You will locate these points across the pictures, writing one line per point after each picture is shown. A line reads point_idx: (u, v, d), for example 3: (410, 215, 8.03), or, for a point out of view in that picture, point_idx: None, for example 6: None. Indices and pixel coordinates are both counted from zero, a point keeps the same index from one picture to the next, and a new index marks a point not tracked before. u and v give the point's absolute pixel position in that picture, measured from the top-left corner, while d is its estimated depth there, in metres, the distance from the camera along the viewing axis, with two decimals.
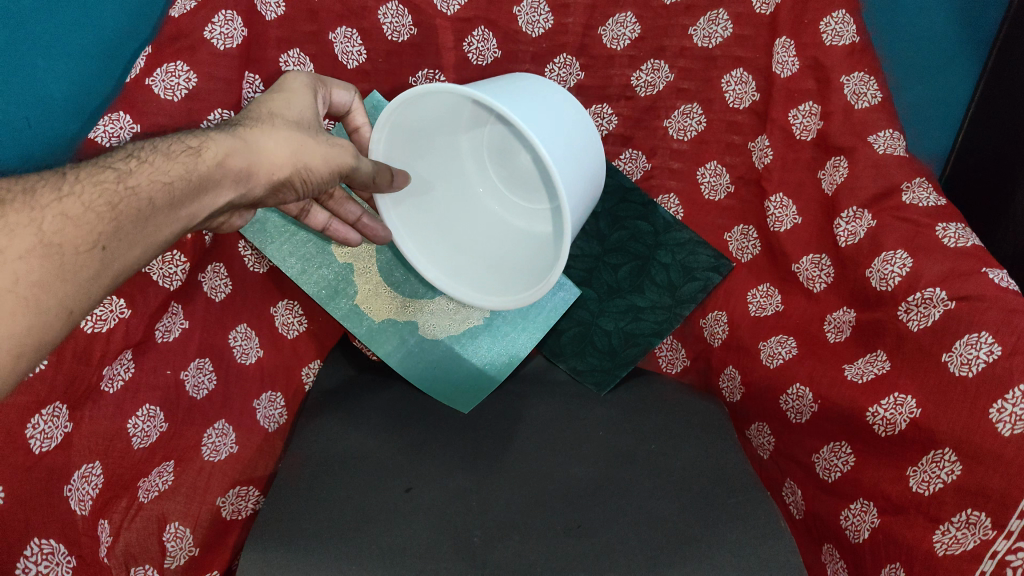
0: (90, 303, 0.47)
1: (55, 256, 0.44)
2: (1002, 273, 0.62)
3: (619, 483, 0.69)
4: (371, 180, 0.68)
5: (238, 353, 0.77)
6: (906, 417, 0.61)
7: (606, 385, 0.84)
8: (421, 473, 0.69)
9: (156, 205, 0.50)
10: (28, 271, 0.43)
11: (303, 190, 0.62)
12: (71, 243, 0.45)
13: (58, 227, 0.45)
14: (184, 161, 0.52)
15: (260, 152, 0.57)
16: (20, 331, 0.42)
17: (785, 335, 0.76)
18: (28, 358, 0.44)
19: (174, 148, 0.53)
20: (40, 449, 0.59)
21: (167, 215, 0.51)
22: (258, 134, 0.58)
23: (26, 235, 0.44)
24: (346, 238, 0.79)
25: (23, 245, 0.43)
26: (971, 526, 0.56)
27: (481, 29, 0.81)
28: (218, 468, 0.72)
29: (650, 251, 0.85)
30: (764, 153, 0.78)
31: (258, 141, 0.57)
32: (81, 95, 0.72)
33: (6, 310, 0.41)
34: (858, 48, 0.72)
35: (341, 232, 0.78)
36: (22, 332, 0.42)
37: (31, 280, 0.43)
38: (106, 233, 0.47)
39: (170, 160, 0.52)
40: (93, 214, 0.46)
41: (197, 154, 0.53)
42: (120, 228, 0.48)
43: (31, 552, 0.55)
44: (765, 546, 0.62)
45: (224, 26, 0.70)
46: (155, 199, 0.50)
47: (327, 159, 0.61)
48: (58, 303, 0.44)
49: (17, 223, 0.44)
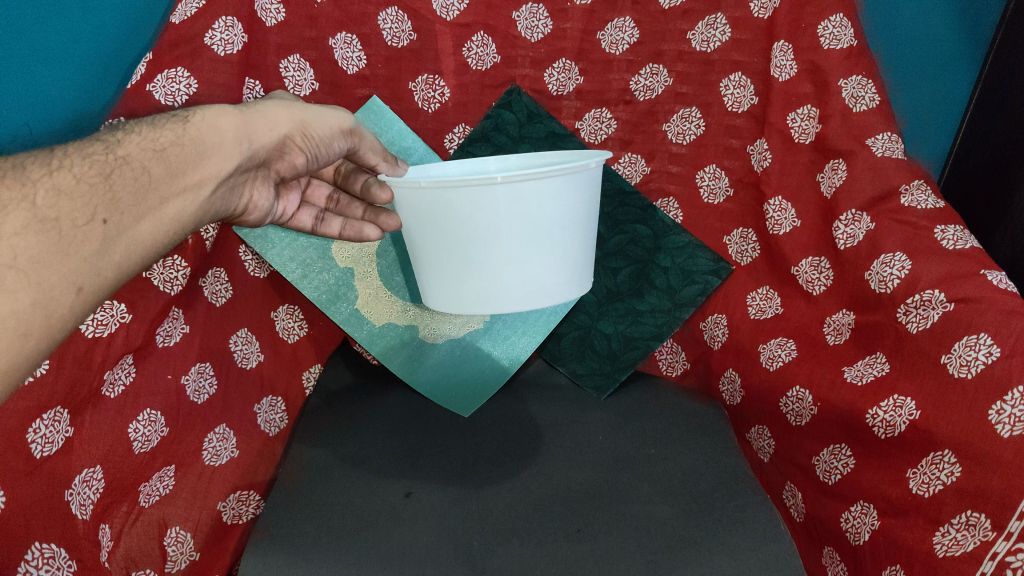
0: (101, 280, 0.51)
1: (52, 229, 0.48)
2: (1001, 276, 0.62)
3: (619, 486, 0.69)
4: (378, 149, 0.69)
5: (239, 357, 0.77)
6: (905, 419, 0.62)
7: (605, 389, 0.84)
8: (422, 477, 0.70)
9: (150, 172, 0.55)
10: (27, 245, 0.47)
11: (305, 152, 0.66)
12: (68, 216, 0.49)
13: (53, 202, 0.49)
14: (172, 130, 0.57)
15: (251, 117, 0.61)
16: (24, 305, 0.46)
17: (784, 338, 0.76)
18: (37, 337, 0.47)
19: (162, 121, 0.58)
20: (41, 453, 0.59)
21: (167, 183, 0.56)
22: (247, 104, 0.62)
23: (21, 211, 0.47)
24: (362, 234, 0.78)
25: (18, 222, 0.47)
26: (971, 528, 0.56)
27: (480, 34, 0.82)
28: (219, 473, 0.72)
29: (650, 254, 0.85)
30: (762, 156, 0.78)
31: (249, 110, 0.62)
32: (80, 101, 0.72)
33: (11, 285, 0.45)
34: (857, 51, 0.72)
35: (355, 231, 0.78)
36: (28, 300, 0.46)
37: (31, 254, 0.47)
38: (102, 205, 0.51)
39: (159, 131, 0.57)
40: (87, 185, 0.51)
41: (184, 123, 0.58)
42: (117, 199, 0.52)
43: (32, 557, 0.55)
44: (765, 549, 0.61)
45: (225, 32, 0.70)
46: (146, 166, 0.55)
47: (320, 120, 0.64)
48: (64, 278, 0.48)
49: (11, 200, 0.48)
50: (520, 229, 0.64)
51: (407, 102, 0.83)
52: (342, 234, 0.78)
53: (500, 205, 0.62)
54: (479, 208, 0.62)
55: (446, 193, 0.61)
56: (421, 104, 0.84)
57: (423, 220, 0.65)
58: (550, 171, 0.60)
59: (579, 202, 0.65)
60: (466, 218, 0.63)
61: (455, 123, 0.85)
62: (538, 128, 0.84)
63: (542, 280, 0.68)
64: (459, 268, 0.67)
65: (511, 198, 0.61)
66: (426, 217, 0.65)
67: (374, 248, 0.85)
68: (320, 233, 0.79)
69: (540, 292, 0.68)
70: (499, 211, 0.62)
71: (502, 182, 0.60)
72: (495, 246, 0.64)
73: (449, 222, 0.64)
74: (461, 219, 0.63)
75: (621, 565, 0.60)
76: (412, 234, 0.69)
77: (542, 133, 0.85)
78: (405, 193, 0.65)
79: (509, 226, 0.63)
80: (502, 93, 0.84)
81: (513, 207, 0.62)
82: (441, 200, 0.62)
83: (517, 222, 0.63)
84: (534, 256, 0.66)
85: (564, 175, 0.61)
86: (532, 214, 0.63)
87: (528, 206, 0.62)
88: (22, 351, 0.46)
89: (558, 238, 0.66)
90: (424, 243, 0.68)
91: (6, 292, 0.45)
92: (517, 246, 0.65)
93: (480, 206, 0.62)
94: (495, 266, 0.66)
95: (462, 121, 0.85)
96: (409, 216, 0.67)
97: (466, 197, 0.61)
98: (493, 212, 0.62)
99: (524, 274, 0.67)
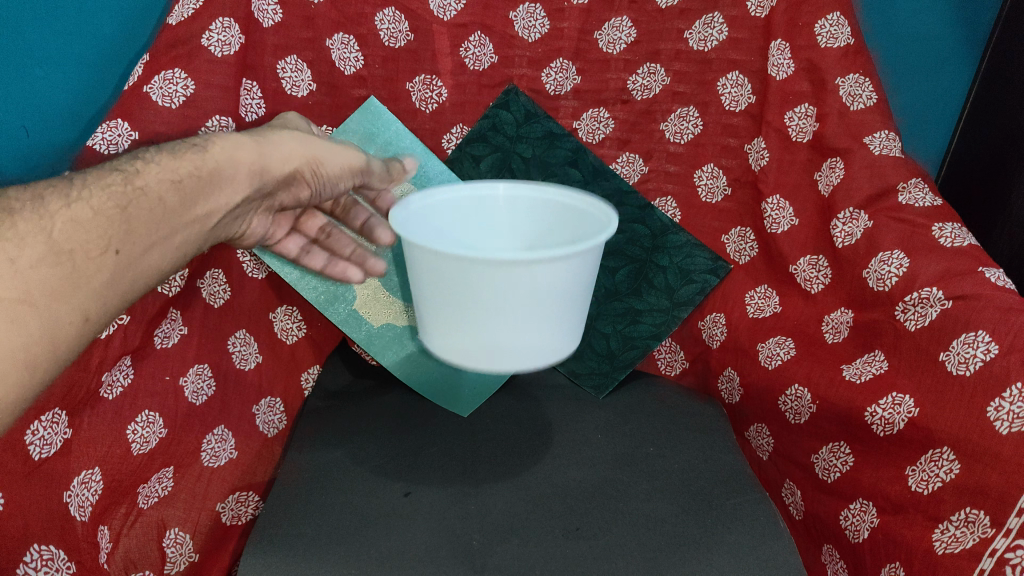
0: (109, 305, 0.54)
1: (67, 261, 0.51)
2: (999, 273, 0.62)
3: (619, 485, 0.69)
4: (385, 177, 0.72)
5: (237, 358, 0.77)
6: (904, 416, 0.62)
7: (604, 388, 0.85)
8: (420, 478, 0.70)
9: (165, 203, 0.56)
10: (40, 279, 0.49)
11: (312, 188, 0.65)
12: (83, 249, 0.51)
13: (69, 234, 0.51)
14: (191, 160, 0.58)
15: (266, 150, 0.61)
16: (34, 338, 0.48)
17: (783, 337, 0.76)
18: (43, 368, 0.50)
19: (181, 149, 0.58)
20: (39, 455, 0.59)
21: (179, 214, 0.57)
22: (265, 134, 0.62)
23: (37, 244, 0.50)
24: (346, 275, 0.77)
25: (36, 254, 0.49)
26: (970, 524, 0.56)
27: (477, 34, 0.81)
28: (217, 474, 0.71)
29: (648, 254, 0.84)
30: (761, 155, 0.78)
31: (263, 141, 0.61)
32: (78, 105, 0.73)
33: (21, 318, 0.47)
34: (853, 50, 0.72)
35: (340, 270, 0.77)
36: (40, 332, 0.49)
37: (44, 288, 0.49)
38: (117, 236, 0.53)
39: (178, 160, 0.57)
40: (104, 218, 0.52)
41: (203, 153, 0.59)
42: (131, 230, 0.54)
43: (31, 558, 0.56)
44: (764, 547, 0.61)
45: (222, 33, 0.70)
46: (163, 198, 0.56)
47: (332, 158, 0.64)
48: (74, 307, 0.51)
49: (28, 232, 0.50)
50: (533, 304, 0.61)
51: (405, 102, 0.83)
52: (323, 270, 0.77)
53: (527, 285, 0.59)
54: (505, 287, 0.59)
55: (472, 267, 0.58)
56: (419, 105, 0.84)
57: (433, 278, 0.62)
58: (566, 255, 0.57)
59: (587, 269, 0.63)
60: (488, 293, 0.60)
61: (453, 122, 0.85)
62: (535, 129, 0.84)
63: (545, 352, 0.65)
64: (467, 334, 0.64)
65: (525, 276, 0.58)
66: (442, 283, 0.61)
67: None
68: (302, 263, 0.77)
69: (540, 361, 0.66)
70: (512, 290, 0.59)
71: (536, 263, 0.57)
72: (505, 317, 0.62)
73: (469, 296, 0.60)
74: (482, 293, 0.60)
75: (620, 563, 0.60)
76: (418, 290, 0.66)
77: (540, 133, 0.84)
78: (415, 254, 0.62)
79: (529, 301, 0.60)
80: (500, 92, 0.84)
81: (527, 288, 0.59)
82: (464, 272, 0.58)
83: (529, 298, 0.60)
84: (545, 327, 0.64)
85: (580, 254, 0.59)
86: (554, 287, 0.60)
87: (540, 281, 0.59)
88: (31, 381, 0.49)
89: (566, 303, 0.64)
90: (433, 302, 0.64)
91: (15, 324, 0.47)
92: (527, 319, 0.62)
93: (507, 286, 0.59)
94: (502, 334, 0.63)
95: (460, 121, 0.85)
96: (417, 272, 0.64)
97: (494, 276, 0.58)
98: (518, 290, 0.59)
99: (536, 341, 0.64)
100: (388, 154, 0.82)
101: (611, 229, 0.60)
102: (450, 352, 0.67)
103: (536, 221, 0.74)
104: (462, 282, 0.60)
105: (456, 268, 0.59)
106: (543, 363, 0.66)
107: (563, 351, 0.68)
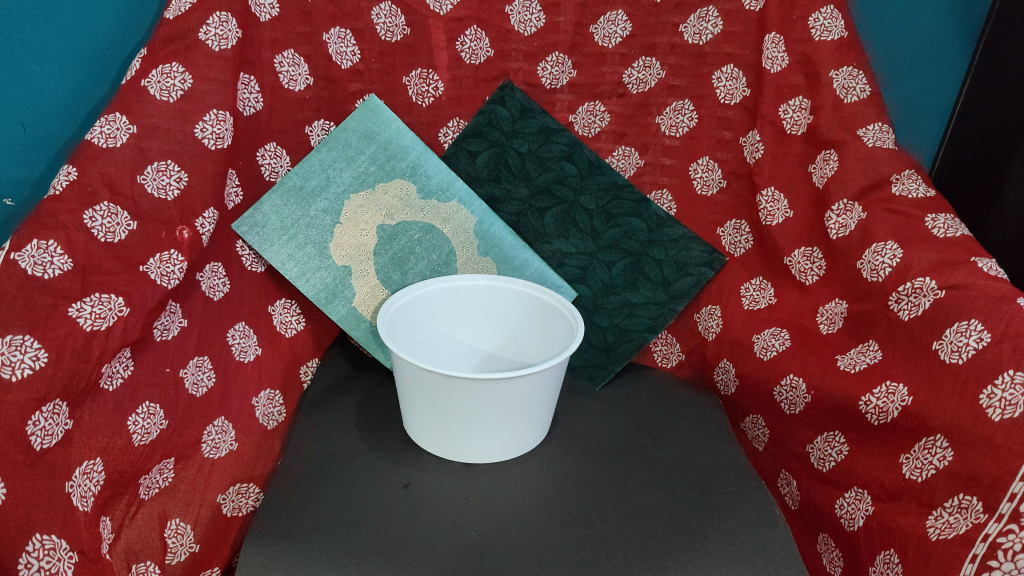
0: None
1: None
2: (991, 262, 0.63)
3: (615, 475, 0.69)
4: None
5: (237, 350, 0.77)
6: (898, 405, 0.62)
7: (600, 379, 0.85)
8: (419, 468, 0.70)
9: None
10: None
11: None
12: None
13: None
14: None
15: None
16: None
17: (779, 328, 0.77)
18: None
19: None
20: (40, 446, 0.56)
21: None
22: None
23: None
24: None
25: None
26: (963, 510, 0.56)
27: (473, 28, 0.82)
28: (218, 466, 0.72)
29: (643, 247, 0.84)
30: (755, 148, 0.78)
31: None
32: (75, 101, 0.74)
33: None
34: (846, 43, 0.73)
35: None
36: None
37: None
38: None
39: None
40: None
41: None
42: None
43: (33, 548, 0.52)
44: (760, 535, 0.62)
45: (219, 27, 0.69)
46: None
47: None
48: None
49: None
50: (511, 409, 0.67)
51: (401, 96, 0.84)
52: None
53: (508, 396, 0.66)
54: (489, 400, 0.65)
55: (467, 383, 0.64)
56: (416, 98, 0.85)
57: (420, 392, 0.68)
58: (543, 370, 0.65)
59: (559, 375, 0.70)
60: (475, 401, 0.65)
61: (449, 117, 0.86)
62: (531, 124, 0.84)
63: (526, 425, 0.70)
64: (449, 425, 0.68)
65: (507, 397, 0.66)
66: (430, 396, 0.67)
67: (371, 246, 0.83)
68: None
69: (518, 439, 0.71)
70: (493, 400, 0.65)
71: (521, 377, 0.64)
72: (483, 421, 0.67)
73: (458, 403, 0.66)
74: (470, 401, 0.65)
75: (618, 552, 0.60)
76: (406, 399, 0.71)
77: (536, 128, 0.84)
78: (405, 368, 0.68)
79: (508, 410, 0.67)
80: (496, 87, 0.85)
81: (506, 398, 0.66)
82: (459, 388, 0.64)
83: (507, 407, 0.67)
84: (523, 419, 0.69)
85: (555, 365, 0.67)
86: (535, 395, 0.68)
87: (517, 391, 0.66)
88: None
89: (539, 411, 0.70)
90: (413, 403, 0.70)
91: None
92: (504, 420, 0.68)
93: (491, 395, 0.65)
94: (480, 432, 0.68)
95: (457, 115, 0.86)
96: (408, 389, 0.69)
97: (479, 388, 0.64)
98: (501, 400, 0.66)
99: (508, 440, 0.70)
100: (387, 152, 0.81)
101: (578, 343, 0.69)
102: (433, 445, 0.71)
103: (510, 311, 0.84)
104: (448, 394, 0.65)
105: (439, 382, 0.65)
106: (521, 439, 0.71)
107: (541, 425, 0.72)
